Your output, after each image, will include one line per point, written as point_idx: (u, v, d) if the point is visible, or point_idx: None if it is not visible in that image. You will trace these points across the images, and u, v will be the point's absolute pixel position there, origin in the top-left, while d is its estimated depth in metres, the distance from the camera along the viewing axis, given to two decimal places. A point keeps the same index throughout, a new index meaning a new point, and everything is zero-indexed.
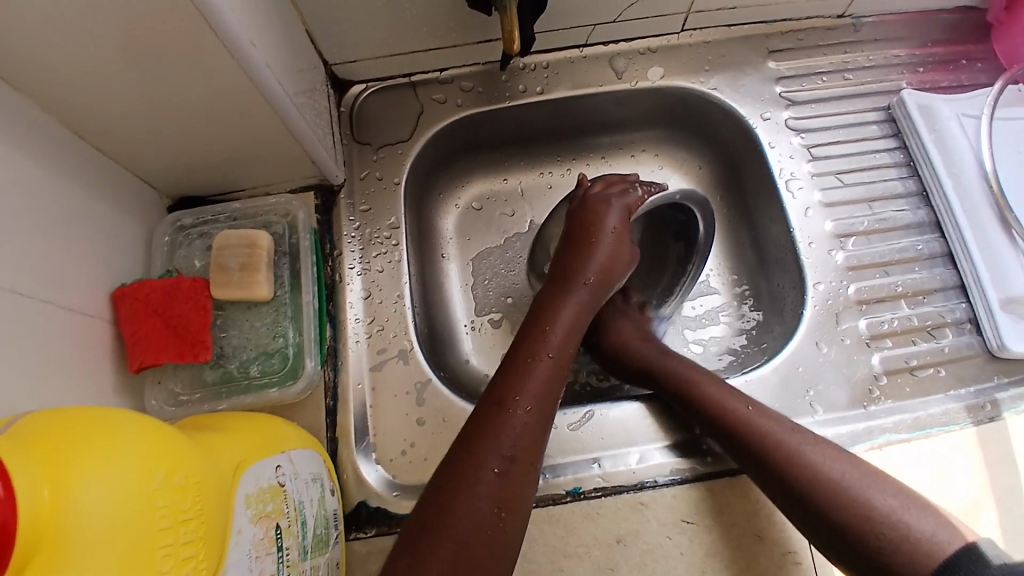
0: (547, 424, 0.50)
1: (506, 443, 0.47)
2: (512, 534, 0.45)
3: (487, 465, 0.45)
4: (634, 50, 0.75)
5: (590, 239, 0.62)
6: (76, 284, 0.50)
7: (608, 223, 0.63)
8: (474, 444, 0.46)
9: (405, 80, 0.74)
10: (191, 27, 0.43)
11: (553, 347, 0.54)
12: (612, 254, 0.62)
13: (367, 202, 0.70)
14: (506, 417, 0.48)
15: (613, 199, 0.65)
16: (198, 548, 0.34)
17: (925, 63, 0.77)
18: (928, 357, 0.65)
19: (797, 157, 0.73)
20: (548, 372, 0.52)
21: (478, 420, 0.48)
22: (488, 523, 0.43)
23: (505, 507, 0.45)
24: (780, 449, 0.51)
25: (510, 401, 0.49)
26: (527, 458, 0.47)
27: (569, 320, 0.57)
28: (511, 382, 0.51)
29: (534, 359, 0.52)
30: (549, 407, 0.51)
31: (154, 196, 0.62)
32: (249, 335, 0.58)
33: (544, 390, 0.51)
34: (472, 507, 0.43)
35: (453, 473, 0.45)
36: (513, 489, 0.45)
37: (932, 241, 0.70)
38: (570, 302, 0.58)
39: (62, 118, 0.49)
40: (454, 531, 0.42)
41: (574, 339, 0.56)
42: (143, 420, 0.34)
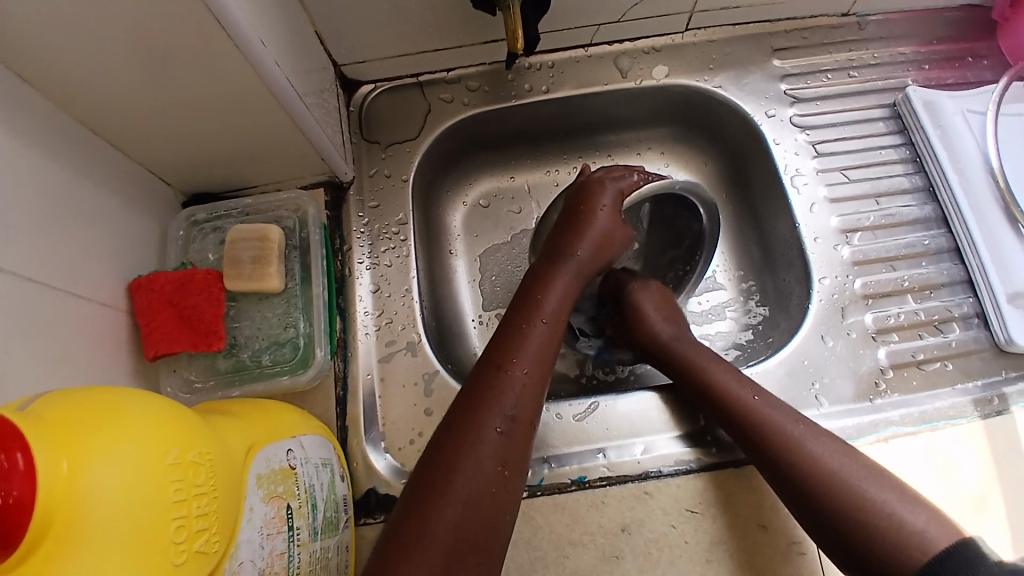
0: (544, 386, 0.51)
1: (507, 404, 0.48)
2: (515, 493, 0.46)
3: (489, 424, 0.46)
4: (639, 49, 0.76)
5: (581, 216, 0.63)
6: (94, 276, 0.52)
7: (602, 201, 0.64)
8: (476, 404, 0.48)
9: (413, 80, 0.75)
10: (205, 26, 0.45)
11: (546, 313, 0.55)
12: (606, 230, 0.63)
13: (376, 199, 0.71)
14: (505, 378, 0.49)
15: (608, 181, 0.66)
16: (211, 522, 0.35)
17: (930, 60, 0.77)
18: (935, 351, 0.65)
19: (801, 153, 0.74)
20: (542, 337, 0.53)
21: (477, 383, 0.49)
22: (493, 480, 0.45)
23: (508, 465, 0.46)
24: (782, 443, 0.51)
25: (508, 363, 0.50)
26: (527, 419, 0.48)
27: (562, 290, 0.58)
28: (508, 347, 0.52)
29: (528, 325, 0.54)
30: (546, 370, 0.52)
31: (169, 193, 0.64)
32: (260, 326, 0.60)
33: (541, 354, 0.52)
34: (476, 465, 0.44)
35: (456, 432, 0.46)
36: (516, 448, 0.47)
37: (939, 236, 0.70)
38: (564, 273, 0.59)
39: (82, 115, 0.51)
40: (460, 487, 0.43)
41: (567, 308, 0.57)
42: (155, 400, 0.35)
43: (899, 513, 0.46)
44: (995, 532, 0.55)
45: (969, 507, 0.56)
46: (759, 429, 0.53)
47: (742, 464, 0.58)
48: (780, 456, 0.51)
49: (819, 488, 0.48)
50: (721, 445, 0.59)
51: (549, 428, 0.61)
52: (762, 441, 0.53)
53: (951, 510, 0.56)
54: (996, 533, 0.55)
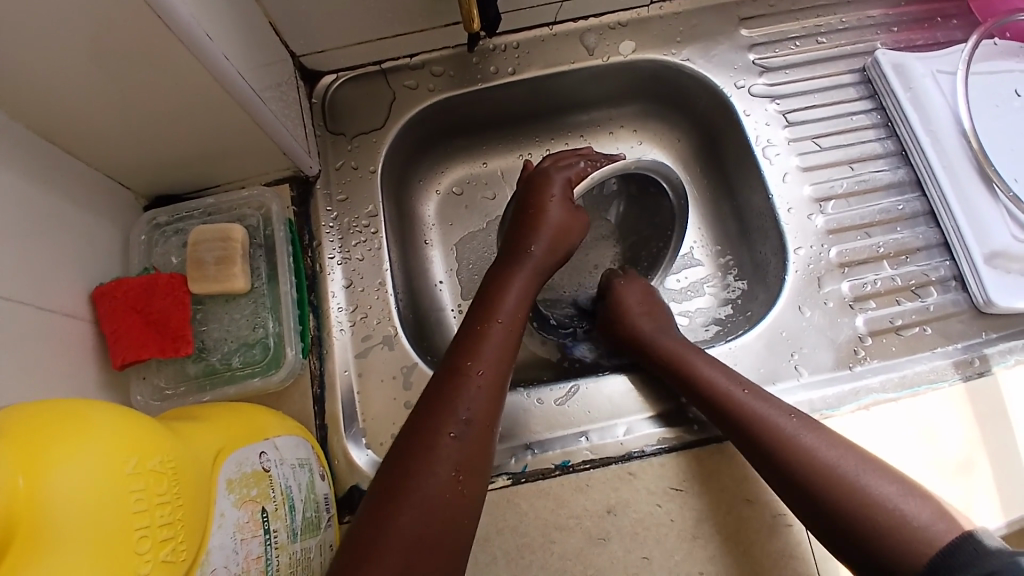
0: (502, 386, 0.50)
1: (461, 408, 0.47)
2: (474, 497, 0.45)
3: (443, 430, 0.46)
4: (605, 26, 0.75)
5: (533, 212, 0.62)
6: (54, 287, 0.50)
7: (550, 193, 0.63)
8: (432, 411, 0.47)
9: (376, 68, 0.74)
10: (149, 24, 0.43)
11: (502, 313, 0.55)
12: (560, 222, 0.62)
13: (344, 192, 0.70)
14: (460, 383, 0.49)
15: (554, 171, 0.65)
16: (176, 531, 0.35)
17: (899, 23, 0.77)
18: (913, 316, 0.65)
19: (772, 124, 0.73)
20: (499, 338, 0.52)
21: (435, 388, 0.49)
22: (448, 486, 0.44)
23: (464, 470, 0.45)
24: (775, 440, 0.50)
25: (464, 367, 0.50)
26: (483, 422, 0.48)
27: (519, 288, 0.58)
28: (465, 350, 0.51)
29: (484, 327, 0.53)
30: (504, 370, 0.51)
31: (129, 197, 0.62)
32: (229, 328, 0.59)
33: (499, 354, 0.51)
34: (429, 472, 0.44)
35: (411, 440, 0.46)
36: (473, 451, 0.46)
37: (913, 200, 0.70)
38: (520, 273, 0.59)
39: (30, 122, 0.49)
40: (414, 496, 0.43)
41: (526, 306, 0.57)
42: (113, 410, 0.34)
43: (889, 498, 0.45)
44: (981, 495, 0.55)
45: (953, 473, 0.56)
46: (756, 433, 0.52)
47: (721, 439, 0.58)
48: (773, 447, 0.50)
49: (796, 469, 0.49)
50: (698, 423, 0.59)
51: (530, 414, 0.61)
52: (749, 436, 0.52)
53: (934, 474, 0.56)
54: (983, 496, 0.55)
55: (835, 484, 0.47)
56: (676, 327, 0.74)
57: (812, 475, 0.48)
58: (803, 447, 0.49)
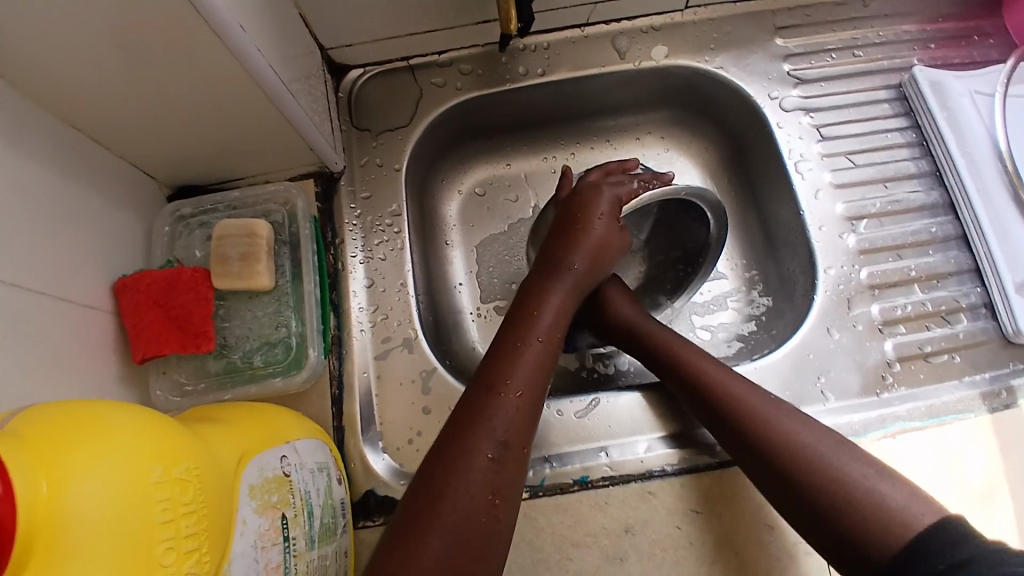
0: (538, 407, 0.50)
1: (498, 428, 0.46)
2: (507, 520, 0.45)
3: (480, 450, 0.45)
4: (638, 29, 0.73)
5: (577, 226, 0.61)
6: (77, 279, 0.49)
7: (597, 209, 0.62)
8: (468, 429, 0.46)
9: (404, 63, 0.72)
10: (185, 14, 0.42)
11: (542, 331, 0.54)
12: (601, 238, 0.61)
13: (368, 189, 0.69)
14: (498, 402, 0.48)
15: (604, 187, 0.64)
16: (200, 541, 0.34)
17: (936, 39, 0.75)
18: (942, 343, 0.64)
19: (805, 138, 0.71)
20: (537, 357, 0.52)
21: (472, 405, 0.48)
22: (482, 509, 0.43)
23: (499, 493, 0.44)
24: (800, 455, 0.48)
25: (502, 385, 0.49)
26: (518, 443, 0.47)
27: (557, 305, 0.57)
28: (503, 367, 0.50)
29: (523, 344, 0.52)
30: (541, 391, 0.51)
31: (153, 186, 0.61)
32: (251, 326, 0.58)
33: (536, 374, 0.51)
34: (464, 493, 0.43)
35: (445, 458, 0.45)
36: (508, 474, 0.45)
37: (946, 223, 0.69)
38: (559, 289, 0.58)
39: (58, 109, 0.48)
40: (447, 518, 0.42)
41: (563, 324, 0.56)
42: (139, 414, 0.33)
43: None
44: (1003, 527, 0.54)
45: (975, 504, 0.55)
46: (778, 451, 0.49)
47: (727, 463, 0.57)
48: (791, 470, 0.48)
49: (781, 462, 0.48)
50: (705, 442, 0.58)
51: (549, 426, 0.60)
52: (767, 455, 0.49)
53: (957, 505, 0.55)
54: (1004, 528, 0.54)
55: (838, 484, 0.46)
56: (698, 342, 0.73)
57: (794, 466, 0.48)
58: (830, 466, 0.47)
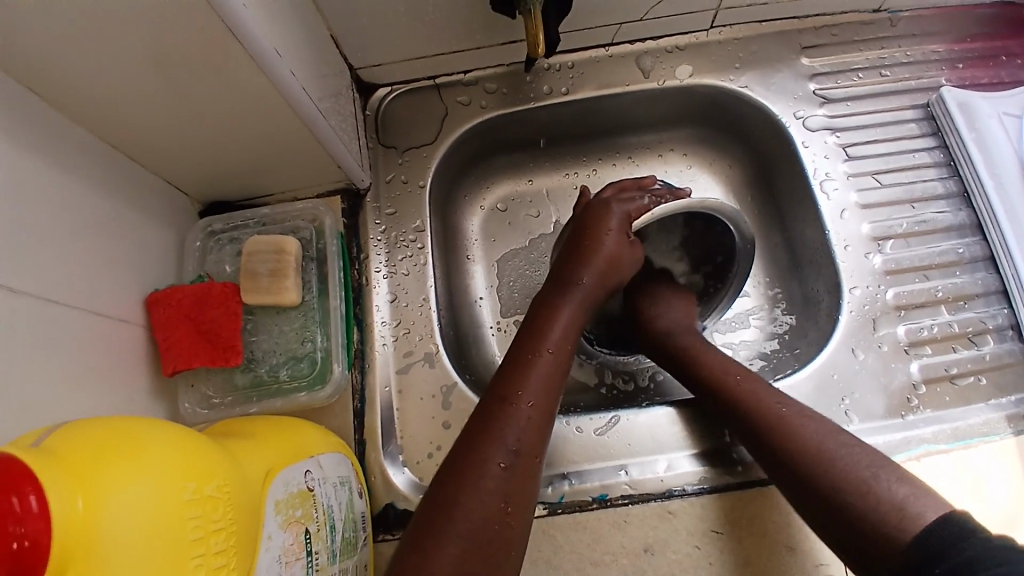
0: (549, 418, 0.50)
1: (510, 437, 0.47)
2: (519, 529, 0.45)
3: (492, 459, 0.45)
4: (662, 48, 0.73)
5: (588, 240, 0.62)
6: (110, 291, 0.51)
7: (608, 224, 0.62)
8: (479, 438, 0.47)
9: (430, 82, 0.74)
10: (219, 37, 0.44)
11: (551, 343, 0.54)
12: (613, 252, 0.61)
13: (393, 205, 0.70)
14: (510, 412, 0.48)
15: (614, 203, 0.64)
16: (229, 557, 0.35)
17: (964, 59, 0.74)
18: (969, 365, 0.63)
19: (831, 157, 0.71)
20: (548, 369, 0.52)
21: (483, 414, 0.48)
22: (495, 516, 0.43)
23: (511, 501, 0.45)
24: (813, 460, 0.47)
25: (513, 395, 0.49)
26: (530, 453, 0.47)
27: (569, 318, 0.57)
28: (514, 378, 0.51)
29: (534, 356, 0.53)
30: (552, 403, 0.51)
31: (185, 201, 0.63)
32: (278, 340, 0.59)
33: (547, 385, 0.51)
34: (478, 500, 0.43)
35: (458, 466, 0.45)
36: (520, 483, 0.46)
37: (973, 244, 0.67)
38: (569, 302, 0.58)
39: (95, 127, 0.50)
40: (461, 525, 0.42)
41: (573, 337, 0.56)
42: (173, 432, 0.34)
43: None
44: None
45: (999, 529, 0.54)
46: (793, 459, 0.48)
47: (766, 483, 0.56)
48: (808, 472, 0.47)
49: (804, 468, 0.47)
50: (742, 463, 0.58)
51: (569, 443, 0.60)
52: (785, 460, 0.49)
53: None
54: None
55: (845, 489, 0.44)
56: None
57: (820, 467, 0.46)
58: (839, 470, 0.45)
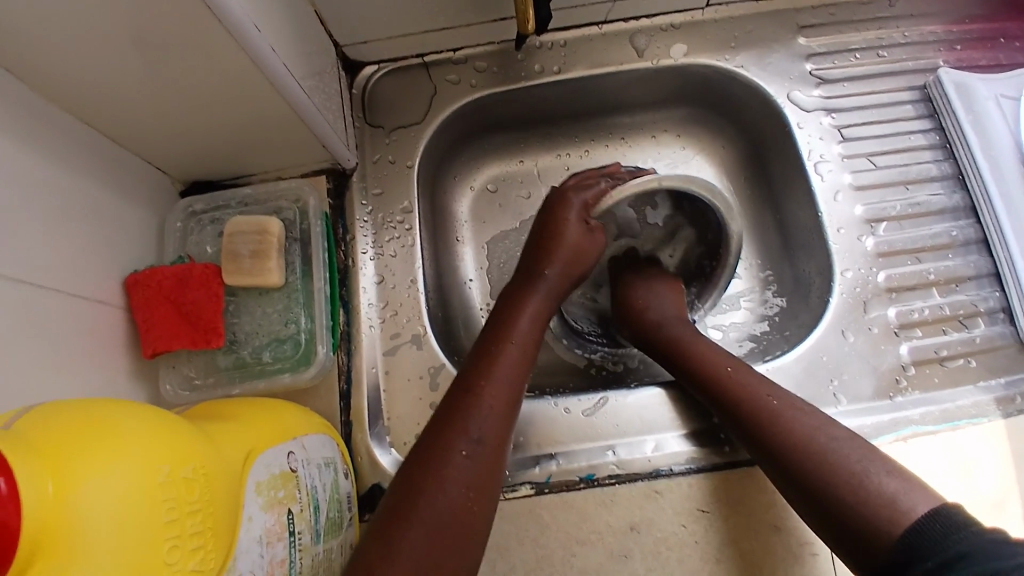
0: (514, 410, 0.50)
1: (473, 427, 0.46)
2: (484, 517, 0.44)
3: (454, 448, 0.45)
4: (656, 27, 0.72)
5: (551, 233, 0.61)
6: (88, 274, 0.50)
7: (566, 214, 0.62)
8: (444, 428, 0.46)
9: (419, 60, 0.72)
10: (197, 15, 0.42)
11: (517, 335, 0.54)
12: (576, 243, 0.61)
13: (380, 186, 0.69)
14: (474, 402, 0.48)
15: (571, 193, 0.63)
16: (206, 538, 0.34)
17: (961, 41, 0.73)
18: (958, 348, 0.63)
19: (826, 138, 0.70)
20: (513, 361, 0.52)
21: (448, 406, 0.48)
22: (457, 505, 0.43)
23: (474, 489, 0.44)
24: (815, 459, 0.47)
25: (477, 387, 0.49)
26: (494, 443, 0.47)
27: (533, 312, 0.57)
28: (479, 370, 0.50)
29: (498, 349, 0.52)
30: (516, 395, 0.50)
31: (166, 182, 0.62)
32: (260, 322, 0.58)
33: (512, 377, 0.51)
34: (439, 488, 0.43)
35: (423, 455, 0.45)
36: (484, 471, 0.45)
37: (967, 226, 0.67)
38: (535, 296, 0.58)
39: (71, 106, 0.49)
40: (422, 512, 0.42)
41: (539, 330, 0.56)
42: (146, 414, 0.34)
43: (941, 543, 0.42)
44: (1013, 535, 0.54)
45: (985, 512, 0.55)
46: (791, 454, 0.48)
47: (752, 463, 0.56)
48: (811, 468, 0.47)
49: (796, 459, 0.48)
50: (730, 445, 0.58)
51: (556, 423, 0.60)
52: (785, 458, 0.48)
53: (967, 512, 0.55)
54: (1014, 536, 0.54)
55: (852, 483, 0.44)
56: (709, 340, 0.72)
57: (798, 455, 0.48)
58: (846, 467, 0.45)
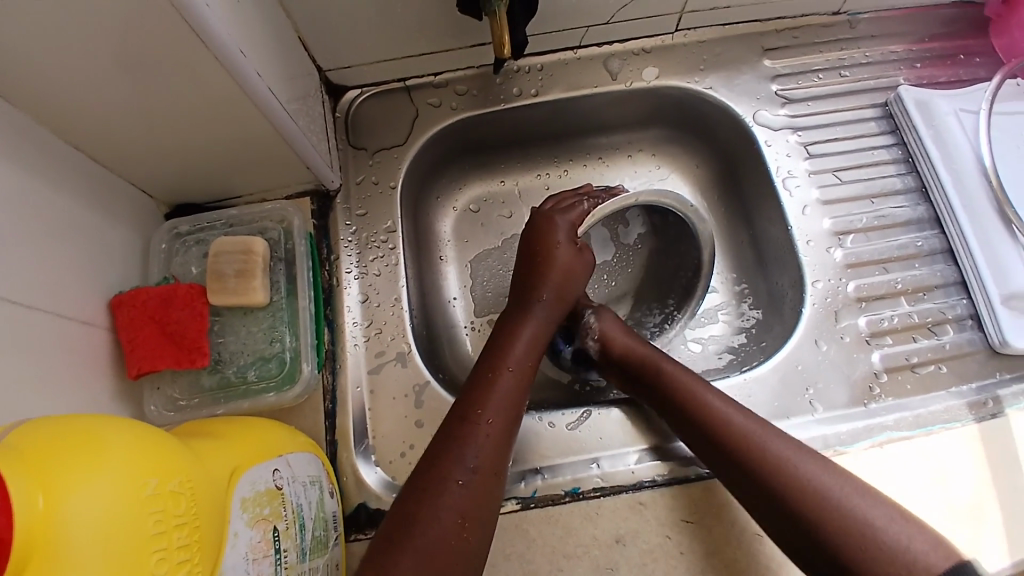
0: (510, 435, 0.50)
1: (468, 455, 0.47)
2: (478, 544, 0.45)
3: (449, 477, 0.46)
4: (629, 51, 0.75)
5: (542, 257, 0.63)
6: (73, 295, 0.50)
7: (556, 238, 0.63)
8: (440, 457, 0.47)
9: (401, 84, 0.74)
10: (185, 39, 0.43)
11: (512, 360, 0.55)
12: (566, 266, 0.62)
13: (363, 207, 0.70)
14: (470, 430, 0.49)
15: (558, 215, 0.65)
16: (193, 552, 0.34)
17: (922, 59, 0.77)
18: (929, 354, 0.65)
19: (793, 155, 0.73)
20: (508, 387, 0.52)
21: (444, 433, 0.49)
22: (450, 534, 0.44)
23: (468, 517, 0.45)
24: (791, 486, 0.49)
25: (473, 414, 0.50)
26: (490, 469, 0.48)
27: (529, 335, 0.58)
28: (475, 397, 0.51)
29: (494, 374, 0.53)
30: (513, 420, 0.51)
31: (151, 205, 0.62)
32: (245, 341, 0.59)
33: (507, 402, 0.52)
34: (434, 518, 0.44)
35: (419, 485, 0.46)
36: (478, 499, 0.46)
37: (931, 237, 0.70)
38: (529, 320, 0.59)
39: (59, 130, 0.49)
40: (416, 543, 0.43)
41: (535, 354, 0.57)
42: (132, 427, 0.34)
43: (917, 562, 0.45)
44: (989, 535, 0.55)
45: (965, 515, 0.56)
46: (770, 479, 0.50)
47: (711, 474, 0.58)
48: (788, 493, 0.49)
49: (773, 485, 0.49)
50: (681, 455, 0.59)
51: (541, 438, 0.60)
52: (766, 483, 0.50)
53: (946, 515, 0.56)
54: (991, 537, 0.55)
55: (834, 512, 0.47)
56: (690, 354, 0.73)
57: (778, 479, 0.49)
58: (821, 494, 0.48)
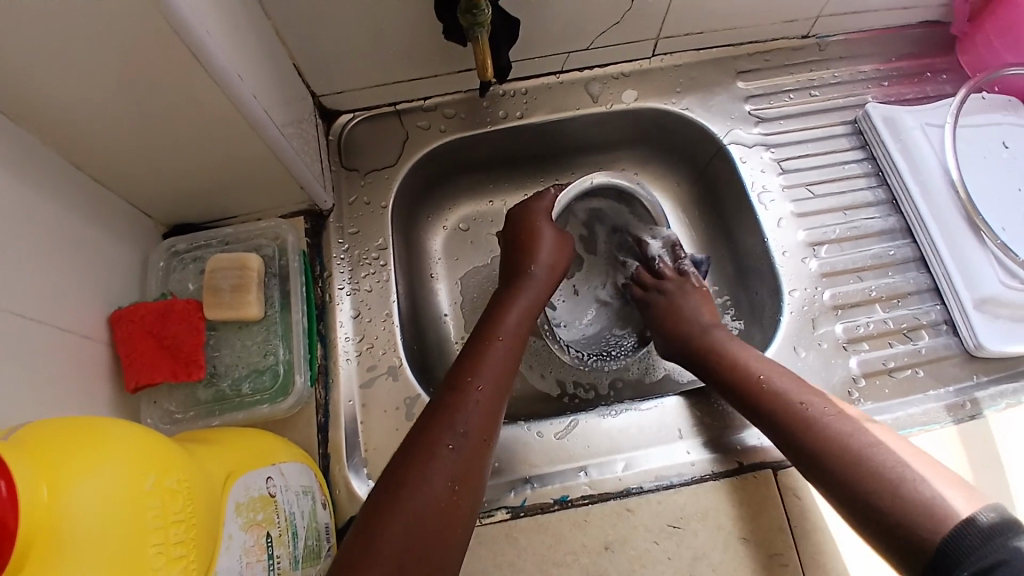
0: (500, 401, 0.52)
1: (459, 421, 0.49)
2: (468, 509, 0.46)
3: (441, 441, 0.47)
4: (609, 75, 0.79)
5: (529, 236, 0.67)
6: (73, 310, 0.52)
7: (539, 217, 0.68)
8: (430, 426, 0.48)
9: (391, 108, 0.77)
10: (187, 63, 0.46)
11: (503, 330, 0.57)
12: (555, 242, 0.67)
13: (356, 225, 0.72)
14: (460, 397, 0.50)
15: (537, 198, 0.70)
16: (188, 549, 0.35)
17: (890, 78, 0.81)
18: (905, 358, 0.67)
19: (768, 171, 0.76)
20: (499, 354, 0.55)
21: (436, 402, 0.50)
22: (443, 495, 0.45)
23: (459, 480, 0.46)
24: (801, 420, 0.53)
25: (464, 382, 0.52)
26: (479, 436, 0.49)
27: (521, 306, 0.61)
28: (466, 366, 0.53)
29: (485, 344, 0.56)
30: (504, 388, 0.53)
31: (149, 224, 0.64)
32: (240, 354, 0.60)
33: (498, 371, 0.54)
34: (425, 479, 0.45)
35: (409, 452, 0.47)
36: (468, 464, 0.47)
37: (903, 246, 0.73)
38: (520, 294, 0.62)
39: (62, 150, 0.52)
40: (408, 504, 0.43)
41: (527, 323, 0.60)
42: (132, 427, 0.36)
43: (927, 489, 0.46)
44: None
45: None
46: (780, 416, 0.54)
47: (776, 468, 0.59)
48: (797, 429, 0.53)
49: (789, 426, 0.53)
50: (743, 446, 0.61)
51: (530, 447, 0.62)
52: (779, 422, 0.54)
53: None
54: None
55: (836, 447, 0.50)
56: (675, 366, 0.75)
57: (788, 418, 0.54)
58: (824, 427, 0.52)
